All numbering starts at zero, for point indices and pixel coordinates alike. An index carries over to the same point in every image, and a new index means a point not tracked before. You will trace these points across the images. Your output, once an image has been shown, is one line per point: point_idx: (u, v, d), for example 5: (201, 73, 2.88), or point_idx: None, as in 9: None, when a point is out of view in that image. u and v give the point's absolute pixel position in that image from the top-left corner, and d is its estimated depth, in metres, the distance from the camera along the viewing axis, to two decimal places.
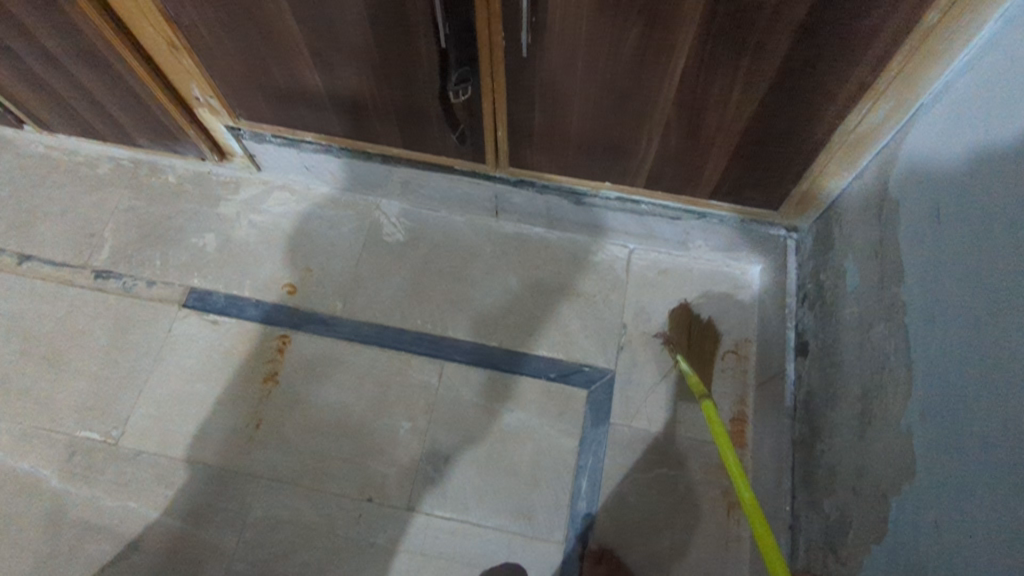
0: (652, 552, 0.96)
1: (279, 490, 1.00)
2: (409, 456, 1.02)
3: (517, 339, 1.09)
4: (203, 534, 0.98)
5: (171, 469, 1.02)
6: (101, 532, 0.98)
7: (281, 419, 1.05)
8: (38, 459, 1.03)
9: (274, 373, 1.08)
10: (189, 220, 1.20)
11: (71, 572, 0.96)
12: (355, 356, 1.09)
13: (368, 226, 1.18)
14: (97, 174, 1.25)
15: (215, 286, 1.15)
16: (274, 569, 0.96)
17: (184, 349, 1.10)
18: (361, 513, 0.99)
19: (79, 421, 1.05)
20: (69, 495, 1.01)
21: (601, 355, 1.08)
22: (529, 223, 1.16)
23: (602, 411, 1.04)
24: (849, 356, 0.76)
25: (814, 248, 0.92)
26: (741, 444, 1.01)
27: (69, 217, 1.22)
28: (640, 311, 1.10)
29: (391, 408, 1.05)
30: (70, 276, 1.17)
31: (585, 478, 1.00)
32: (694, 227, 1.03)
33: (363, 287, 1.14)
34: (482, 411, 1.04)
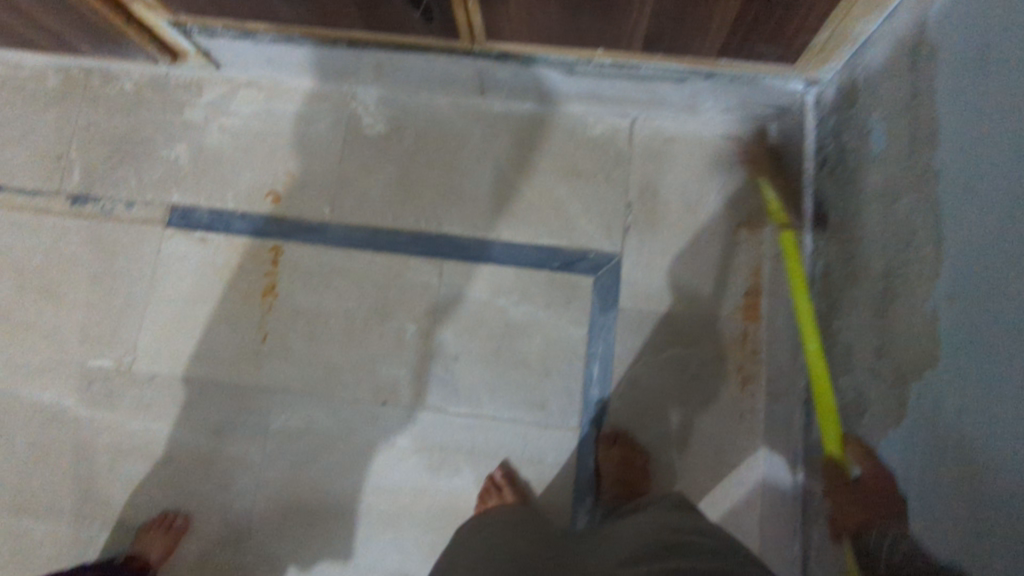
0: (667, 430, 0.97)
1: (295, 401, 1.02)
2: (418, 359, 1.01)
3: (517, 230, 1.04)
4: (230, 447, 1.01)
5: (187, 389, 1.03)
6: (133, 452, 1.02)
7: (286, 332, 1.04)
8: (58, 390, 1.05)
9: (271, 286, 1.05)
10: (156, 131, 1.12)
11: (114, 489, 1.01)
12: (351, 263, 1.05)
13: (346, 119, 1.09)
14: (48, 89, 1.15)
15: (196, 200, 1.09)
16: (302, 473, 1.00)
17: (176, 269, 1.07)
18: (377, 416, 1.00)
19: (89, 351, 1.06)
20: (96, 421, 1.03)
21: (606, 238, 1.02)
22: (519, 99, 1.05)
23: (610, 297, 1.00)
24: (873, 228, 0.70)
25: (836, 103, 0.82)
26: (756, 319, 0.98)
27: (30, 140, 1.14)
28: (645, 187, 1.03)
29: (394, 312, 1.03)
30: (46, 204, 1.12)
31: (596, 365, 0.99)
32: (703, 88, 0.93)
33: (349, 188, 1.07)
34: (487, 307, 1.02)
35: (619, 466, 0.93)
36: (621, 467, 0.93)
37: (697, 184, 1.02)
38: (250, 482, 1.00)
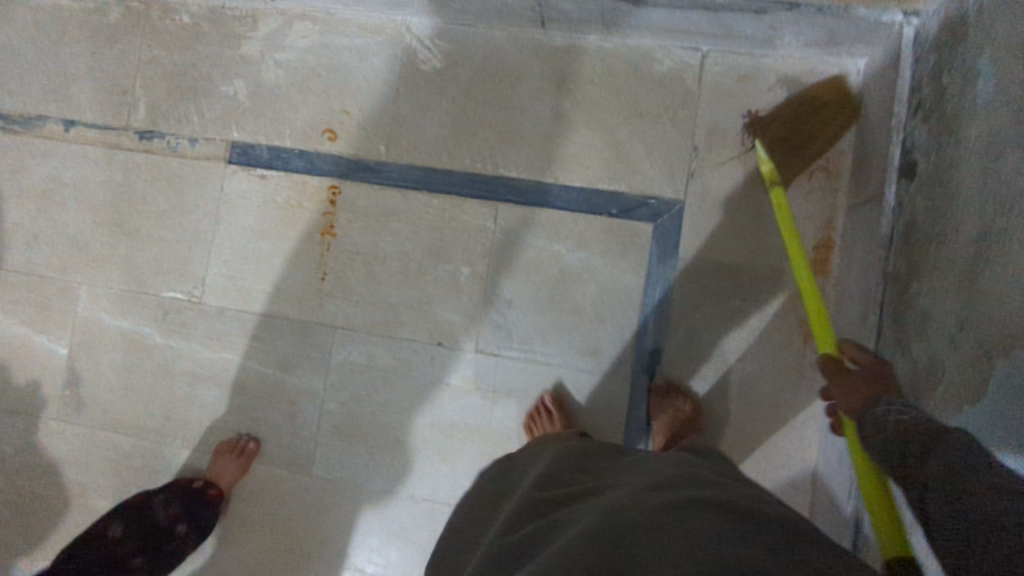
0: (721, 383, 0.95)
1: (354, 337, 1.05)
2: (472, 301, 1.02)
3: (575, 173, 1.00)
4: (295, 379, 1.06)
5: (253, 322, 1.08)
6: (207, 379, 1.09)
7: (344, 271, 1.06)
8: (137, 318, 1.12)
9: (330, 225, 1.06)
10: (214, 66, 1.12)
11: (192, 412, 1.09)
12: (407, 204, 1.04)
13: (401, 54, 1.06)
14: (111, 22, 1.16)
15: (255, 137, 1.10)
16: (362, 406, 1.04)
17: (239, 206, 1.10)
18: (433, 356, 1.03)
19: (162, 283, 1.11)
20: (173, 349, 1.10)
21: (669, 183, 0.98)
22: (582, 31, 0.99)
23: (669, 246, 0.97)
24: (968, 186, 0.64)
25: (937, 40, 0.73)
26: (825, 272, 0.93)
27: (97, 74, 1.16)
28: (713, 129, 0.97)
29: (449, 254, 1.03)
30: (116, 139, 1.15)
31: (651, 314, 0.97)
32: (783, 19, 0.85)
33: (405, 127, 1.05)
34: (542, 253, 1.00)
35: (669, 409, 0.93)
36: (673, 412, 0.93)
37: None
38: (314, 412, 1.05)
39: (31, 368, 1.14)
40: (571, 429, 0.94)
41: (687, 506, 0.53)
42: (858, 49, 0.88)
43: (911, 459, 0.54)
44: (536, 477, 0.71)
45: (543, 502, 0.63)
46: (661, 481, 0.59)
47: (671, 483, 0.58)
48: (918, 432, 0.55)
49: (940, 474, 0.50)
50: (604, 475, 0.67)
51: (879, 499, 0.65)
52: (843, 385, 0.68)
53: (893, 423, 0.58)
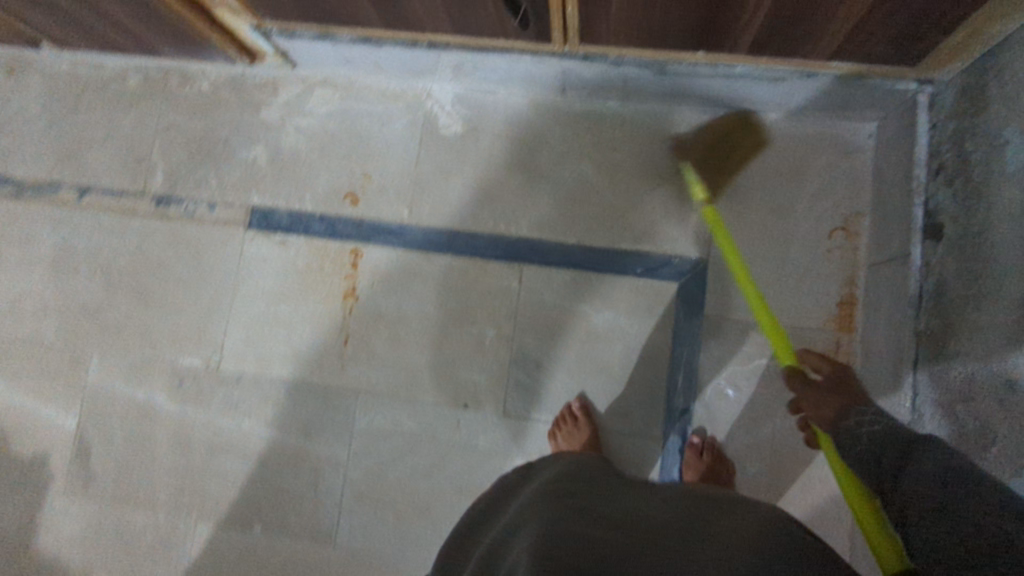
0: (754, 442, 0.95)
1: (377, 402, 1.03)
2: (498, 363, 1.01)
3: (598, 234, 1.01)
4: (316, 446, 1.04)
5: (273, 388, 1.06)
6: (225, 448, 1.06)
7: (367, 335, 1.05)
8: (151, 387, 1.09)
9: (352, 288, 1.06)
10: (234, 131, 1.13)
11: (207, 483, 1.06)
12: (430, 266, 1.04)
13: (421, 119, 1.07)
14: (129, 89, 1.17)
15: (275, 202, 1.10)
16: (387, 473, 1.02)
17: (259, 270, 1.09)
18: (459, 419, 1.01)
19: (179, 350, 1.09)
20: (189, 417, 1.07)
21: (691, 243, 0.99)
22: (601, 97, 1.01)
23: (695, 304, 0.98)
24: (1007, 252, 0.66)
25: (955, 109, 0.77)
26: (850, 330, 0.94)
27: (114, 141, 1.16)
28: (733, 190, 0.99)
29: (474, 316, 1.03)
30: (132, 205, 1.14)
31: (681, 373, 0.97)
32: (801, 86, 0.87)
33: (427, 190, 1.06)
34: (568, 313, 1.01)
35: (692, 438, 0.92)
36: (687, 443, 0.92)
37: (786, 188, 0.98)
38: (337, 480, 1.03)
39: (38, 441, 1.10)
40: (595, 438, 0.94)
41: (689, 530, 0.56)
42: (870, 112, 0.92)
43: (891, 475, 0.53)
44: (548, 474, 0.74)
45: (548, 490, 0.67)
46: (670, 505, 0.62)
47: (679, 509, 0.61)
48: (893, 442, 0.55)
49: (920, 487, 0.49)
50: (615, 484, 0.70)
51: (863, 500, 0.63)
52: (811, 396, 0.69)
53: (867, 433, 0.58)
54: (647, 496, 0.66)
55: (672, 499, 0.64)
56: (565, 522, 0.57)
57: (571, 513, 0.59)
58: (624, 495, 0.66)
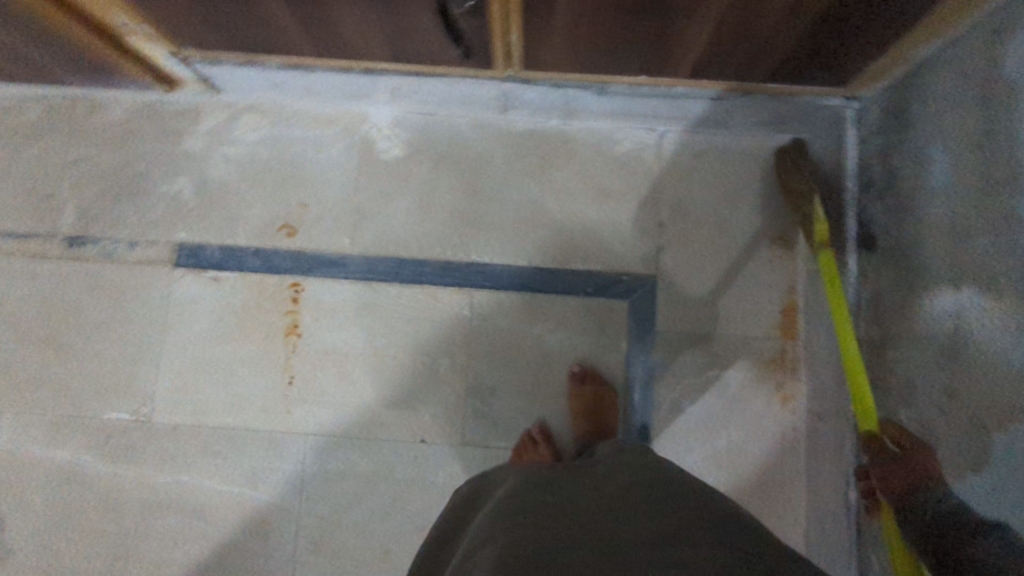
0: (711, 453, 0.97)
1: (328, 443, 0.98)
2: (454, 393, 0.99)
3: (547, 255, 1.01)
4: (265, 495, 0.98)
5: (214, 438, 0.99)
6: (163, 506, 0.98)
7: (315, 373, 1.00)
8: (74, 446, 1.00)
9: (295, 324, 1.01)
10: (153, 163, 1.05)
11: (145, 545, 0.98)
12: (377, 297, 1.01)
13: (359, 144, 1.03)
14: (29, 121, 1.06)
15: (204, 237, 1.03)
16: (343, 518, 0.97)
17: (191, 311, 1.02)
18: (417, 454, 0.98)
19: (104, 403, 1.00)
20: (119, 476, 0.99)
21: (640, 259, 1.00)
22: (543, 116, 1.01)
23: (647, 320, 0.99)
24: (939, 262, 0.70)
25: (882, 125, 0.81)
26: (794, 337, 0.97)
27: (14, 178, 1.05)
28: (676, 205, 1.01)
29: (427, 345, 1.00)
30: (40, 248, 1.04)
31: (637, 390, 0.98)
32: (738, 103, 0.90)
33: (370, 218, 1.02)
34: (522, 336, 0.99)
35: (590, 401, 0.95)
36: (585, 410, 0.95)
37: (726, 201, 1.00)
38: (290, 528, 0.97)
39: None
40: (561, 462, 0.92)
41: (639, 532, 0.55)
42: None
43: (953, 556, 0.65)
44: (500, 486, 0.72)
45: (498, 507, 0.65)
46: (617, 504, 0.61)
47: (625, 506, 0.61)
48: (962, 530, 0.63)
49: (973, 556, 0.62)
50: (563, 483, 0.68)
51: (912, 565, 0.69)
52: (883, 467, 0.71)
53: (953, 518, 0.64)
54: (593, 492, 0.65)
55: (616, 491, 0.64)
56: (518, 546, 0.55)
57: (523, 533, 0.57)
58: (570, 495, 0.65)
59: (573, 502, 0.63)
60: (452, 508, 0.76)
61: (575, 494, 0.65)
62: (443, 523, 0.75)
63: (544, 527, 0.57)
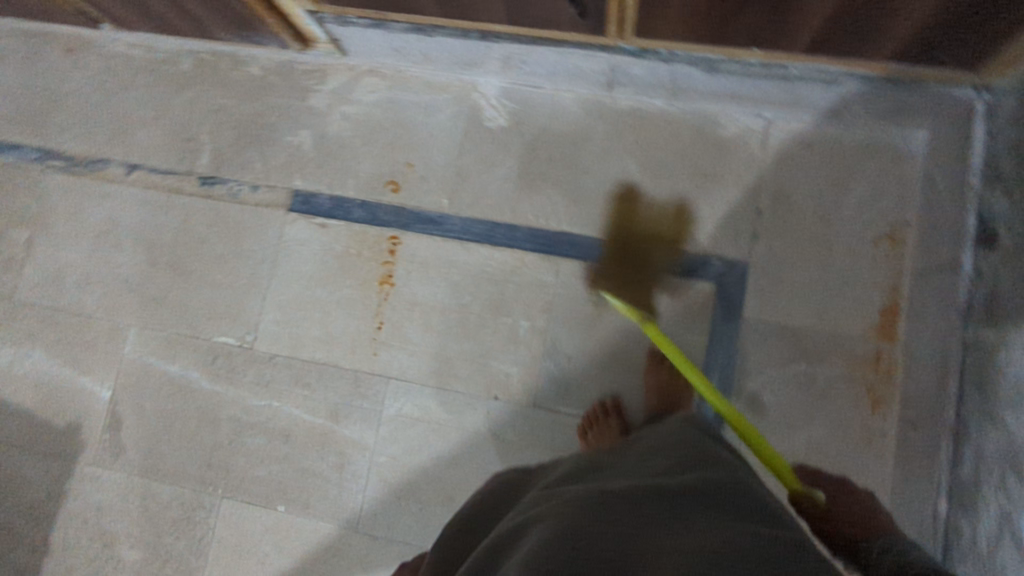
0: (788, 448, 0.93)
1: (407, 388, 1.03)
2: (531, 356, 1.01)
3: (638, 231, 1.01)
4: (343, 430, 1.04)
5: (305, 370, 1.06)
6: (255, 427, 1.06)
7: (403, 321, 1.05)
8: (186, 363, 1.10)
9: (389, 274, 1.07)
10: (281, 116, 1.14)
11: (235, 459, 1.06)
12: (468, 256, 1.05)
13: (467, 111, 1.08)
14: (181, 72, 1.19)
15: (318, 187, 1.12)
16: (412, 461, 1.01)
17: (299, 253, 1.10)
18: (489, 410, 1.01)
19: (215, 327, 1.10)
20: (220, 394, 1.08)
21: (732, 244, 0.99)
22: (648, 96, 1.02)
23: (734, 307, 0.97)
24: None
25: (1015, 115, 0.76)
26: (892, 339, 0.92)
27: (163, 121, 1.19)
28: (777, 193, 0.99)
29: (510, 307, 1.03)
30: (177, 184, 1.16)
31: (715, 375, 0.96)
32: (854, 90, 0.87)
33: (469, 181, 1.07)
34: (604, 309, 1.00)
35: (668, 377, 0.95)
36: (659, 386, 0.95)
37: (831, 194, 0.97)
38: (363, 464, 1.02)
39: (71, 410, 1.12)
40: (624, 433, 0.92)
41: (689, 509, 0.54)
42: (922, 122, 0.91)
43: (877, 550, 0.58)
44: (546, 478, 0.72)
45: (544, 495, 0.64)
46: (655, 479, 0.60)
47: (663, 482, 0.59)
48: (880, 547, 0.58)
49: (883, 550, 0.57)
50: (604, 468, 0.68)
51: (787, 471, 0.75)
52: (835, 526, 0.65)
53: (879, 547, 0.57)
54: (633, 473, 0.63)
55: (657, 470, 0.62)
56: (565, 524, 0.53)
57: (575, 510, 0.56)
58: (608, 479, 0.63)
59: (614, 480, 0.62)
60: (492, 497, 0.76)
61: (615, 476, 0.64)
62: (482, 504, 0.75)
63: (585, 506, 0.56)
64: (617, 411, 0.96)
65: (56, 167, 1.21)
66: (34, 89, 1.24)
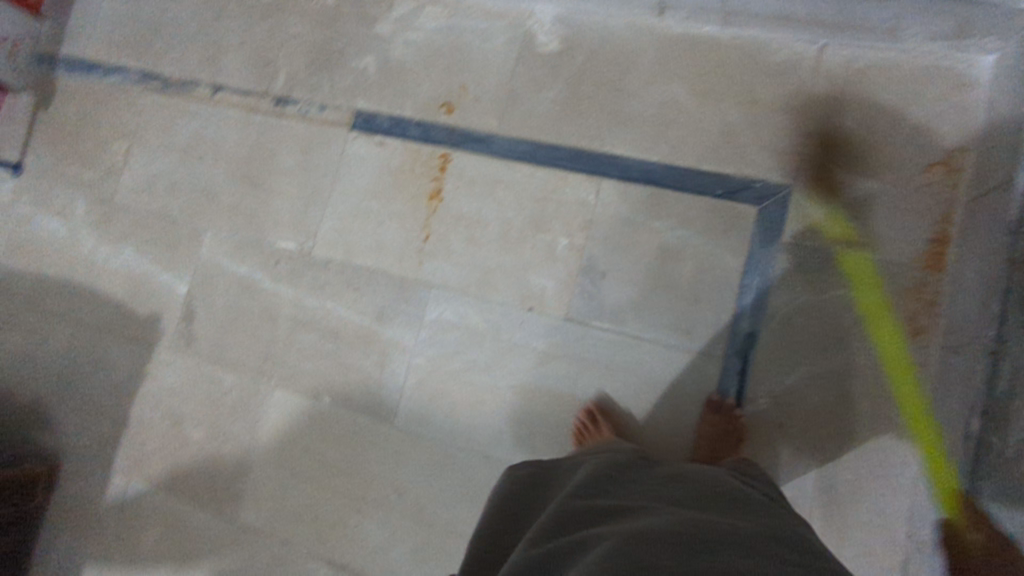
0: (820, 373, 0.92)
1: (448, 295, 1.09)
2: (567, 271, 1.04)
3: (681, 154, 1.02)
4: (388, 331, 1.11)
5: (356, 275, 1.14)
6: (308, 323, 1.15)
7: (448, 234, 1.11)
8: (253, 265, 1.20)
9: (439, 189, 1.12)
10: (350, 42, 1.22)
11: (289, 354, 1.15)
12: (513, 174, 1.09)
13: (522, 37, 1.12)
14: (264, 3, 1.29)
15: (379, 107, 1.19)
16: (449, 362, 1.07)
17: (359, 168, 1.18)
18: (523, 319, 1.05)
19: (280, 233, 1.20)
20: (280, 293, 1.18)
21: (776, 169, 0.98)
22: (700, 21, 1.02)
23: (772, 230, 0.96)
24: None
25: None
26: (940, 269, 0.90)
27: (246, 48, 1.29)
28: (827, 119, 0.97)
29: (550, 224, 1.06)
30: (255, 104, 1.27)
31: (749, 298, 0.96)
32: (910, 6, 0.84)
33: (519, 104, 1.11)
34: (642, 228, 1.02)
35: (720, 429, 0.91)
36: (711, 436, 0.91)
37: (885, 120, 0.95)
38: (403, 363, 1.09)
39: (154, 301, 1.25)
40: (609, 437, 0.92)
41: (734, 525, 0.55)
42: (988, 44, 0.88)
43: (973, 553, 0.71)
44: (575, 479, 0.71)
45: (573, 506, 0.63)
46: (705, 508, 0.59)
47: (692, 519, 0.56)
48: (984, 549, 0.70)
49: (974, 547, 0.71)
50: (643, 486, 0.66)
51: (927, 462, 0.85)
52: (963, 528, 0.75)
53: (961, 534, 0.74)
54: (663, 504, 0.61)
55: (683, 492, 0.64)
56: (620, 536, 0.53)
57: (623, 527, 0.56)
58: (641, 508, 0.60)
59: (658, 501, 0.61)
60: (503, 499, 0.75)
61: (644, 504, 0.61)
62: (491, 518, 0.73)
63: (613, 536, 0.54)
64: (604, 417, 0.96)
65: (154, 87, 1.34)
66: (138, 19, 1.38)
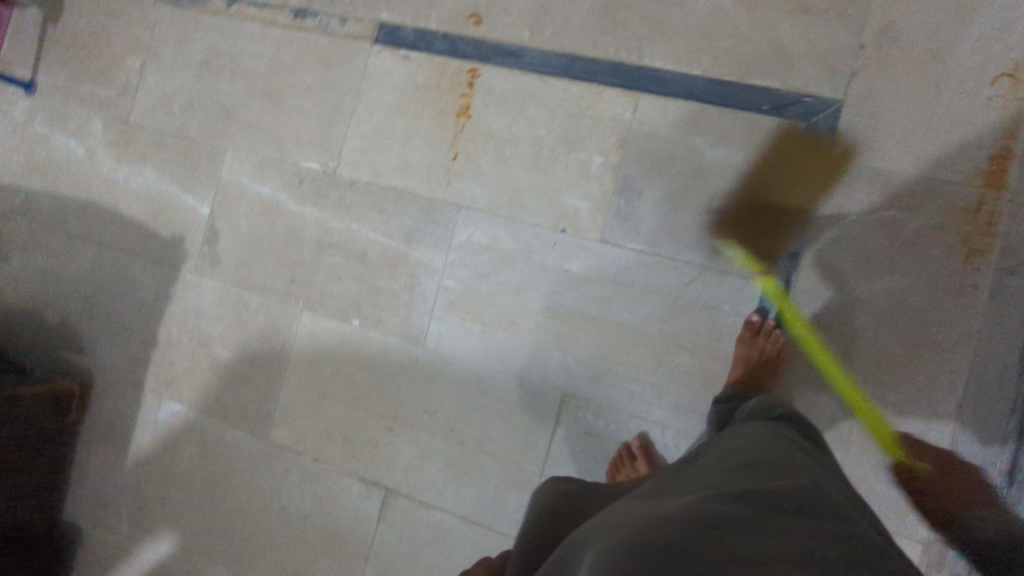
0: (865, 297, 0.90)
1: (477, 217, 1.06)
2: (601, 191, 1.01)
3: (726, 67, 0.96)
4: (415, 253, 1.09)
5: (382, 197, 1.11)
6: (334, 246, 1.13)
7: (477, 153, 1.07)
8: (275, 186, 1.17)
9: (467, 107, 1.08)
10: None
11: (316, 277, 1.14)
12: (545, 90, 1.04)
13: None
14: None
15: (403, 19, 1.13)
16: (479, 285, 1.05)
17: (383, 84, 1.13)
18: (555, 241, 1.02)
19: (302, 153, 1.16)
20: (304, 215, 1.15)
21: (828, 82, 0.92)
22: None
23: (821, 148, 0.92)
24: None
25: None
26: (1000, 188, 0.86)
27: None
28: (885, 28, 0.91)
29: (584, 142, 1.02)
30: (273, 16, 1.21)
31: (793, 219, 0.92)
32: None
33: (552, 14, 1.05)
34: (681, 146, 0.97)
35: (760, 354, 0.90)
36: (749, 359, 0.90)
37: (948, 28, 0.89)
38: (431, 286, 1.08)
39: (176, 223, 1.23)
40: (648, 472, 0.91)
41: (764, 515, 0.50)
42: None
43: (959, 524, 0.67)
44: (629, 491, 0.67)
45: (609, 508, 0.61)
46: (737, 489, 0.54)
47: (713, 507, 0.51)
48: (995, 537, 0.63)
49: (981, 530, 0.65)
50: (686, 481, 0.62)
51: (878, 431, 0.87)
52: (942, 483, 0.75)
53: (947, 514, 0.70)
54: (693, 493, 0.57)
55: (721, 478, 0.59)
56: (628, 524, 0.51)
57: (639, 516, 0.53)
58: (676, 494, 0.58)
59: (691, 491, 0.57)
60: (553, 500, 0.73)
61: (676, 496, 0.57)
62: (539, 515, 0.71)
63: (620, 526, 0.52)
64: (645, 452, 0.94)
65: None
66: None
